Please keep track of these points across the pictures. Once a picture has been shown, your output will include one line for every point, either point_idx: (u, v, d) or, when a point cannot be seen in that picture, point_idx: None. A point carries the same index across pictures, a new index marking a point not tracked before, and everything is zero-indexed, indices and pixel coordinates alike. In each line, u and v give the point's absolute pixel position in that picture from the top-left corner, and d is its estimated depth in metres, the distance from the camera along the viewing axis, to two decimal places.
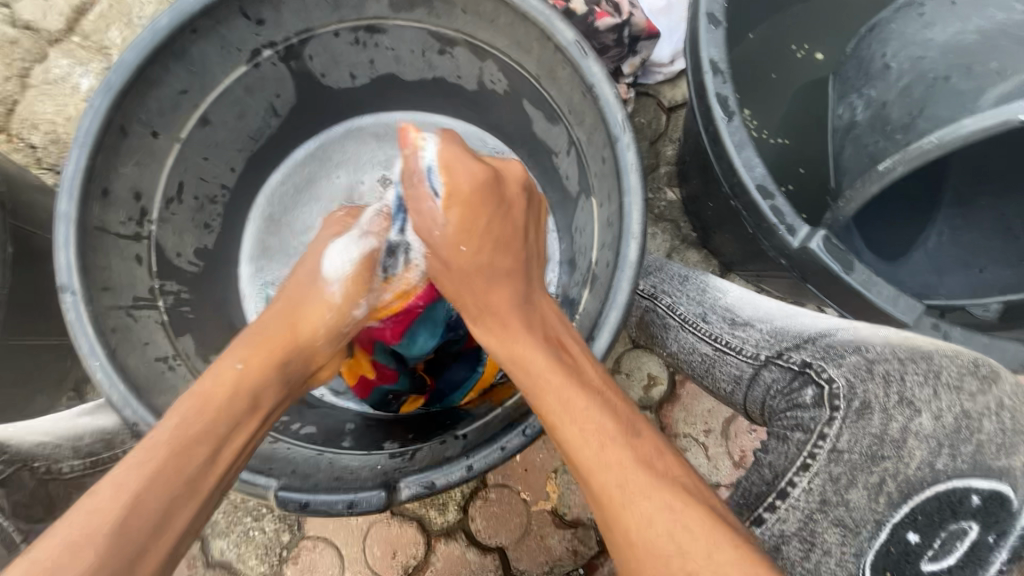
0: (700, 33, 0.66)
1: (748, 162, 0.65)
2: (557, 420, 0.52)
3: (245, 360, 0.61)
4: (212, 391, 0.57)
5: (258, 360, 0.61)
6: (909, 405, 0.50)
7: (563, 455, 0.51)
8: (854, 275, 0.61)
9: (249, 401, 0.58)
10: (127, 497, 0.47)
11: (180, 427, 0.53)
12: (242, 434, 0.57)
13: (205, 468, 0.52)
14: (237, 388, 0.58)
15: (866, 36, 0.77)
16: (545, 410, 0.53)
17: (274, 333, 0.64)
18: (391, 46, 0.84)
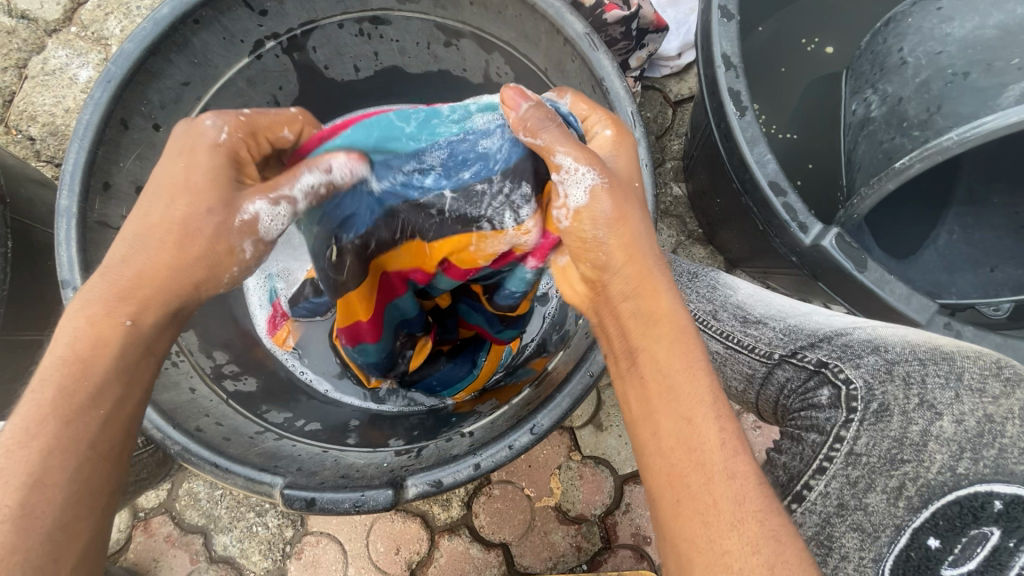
0: (712, 26, 0.65)
1: (761, 158, 0.64)
2: (695, 407, 0.45)
3: (123, 301, 0.46)
4: (84, 351, 0.44)
5: (141, 301, 0.47)
6: (930, 408, 0.48)
7: (668, 445, 0.45)
8: (867, 274, 0.61)
9: (141, 346, 0.47)
10: (16, 482, 0.40)
11: (63, 392, 0.43)
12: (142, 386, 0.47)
13: (102, 440, 0.44)
14: (123, 347, 0.46)
15: (880, 31, 0.74)
16: (679, 389, 0.46)
17: (156, 271, 0.47)
18: (396, 38, 0.83)
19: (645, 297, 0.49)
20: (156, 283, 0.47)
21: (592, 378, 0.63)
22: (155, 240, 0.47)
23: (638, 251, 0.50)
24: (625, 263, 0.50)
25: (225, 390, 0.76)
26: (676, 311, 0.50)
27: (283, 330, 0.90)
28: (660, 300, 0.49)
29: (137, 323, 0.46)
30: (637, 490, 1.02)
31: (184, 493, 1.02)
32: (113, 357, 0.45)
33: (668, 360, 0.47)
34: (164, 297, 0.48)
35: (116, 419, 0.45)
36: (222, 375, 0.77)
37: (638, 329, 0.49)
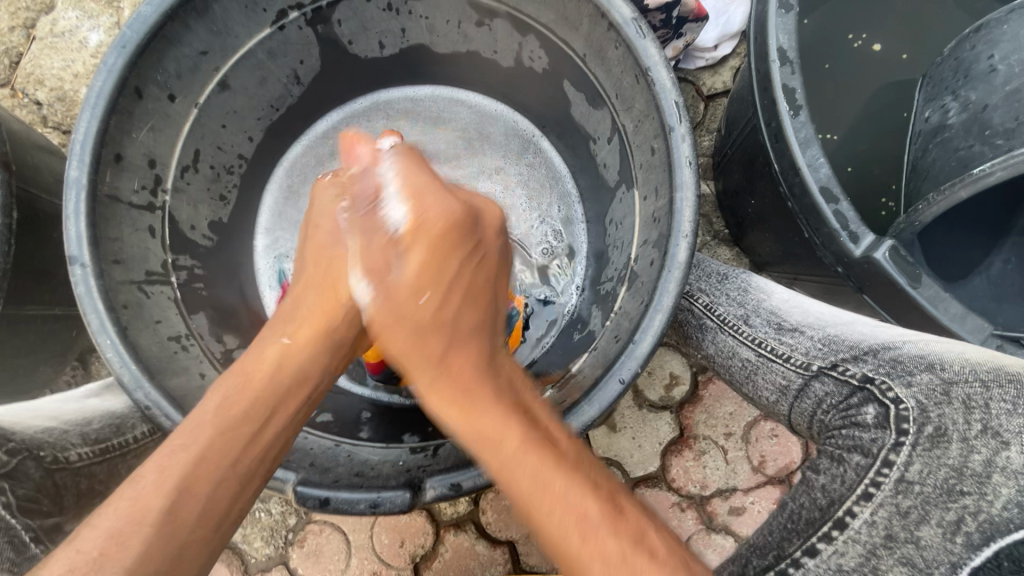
0: (769, 18, 0.61)
1: (814, 161, 0.60)
2: (532, 503, 0.45)
3: (293, 333, 0.57)
4: (255, 367, 0.53)
5: (304, 329, 0.57)
6: (995, 436, 0.46)
7: (546, 548, 0.45)
8: (920, 290, 0.58)
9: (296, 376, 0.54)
10: (169, 485, 0.45)
11: (222, 408, 0.50)
12: (286, 413, 0.52)
13: (241, 460, 0.48)
14: (278, 368, 0.54)
15: (968, 37, 0.68)
16: (507, 485, 0.46)
17: (316, 312, 0.58)
18: (426, 14, 0.79)
19: (432, 402, 0.53)
20: (313, 317, 0.58)
21: (622, 385, 0.59)
22: (316, 279, 0.61)
23: (431, 349, 0.55)
24: (405, 352, 0.56)
25: None
26: (488, 402, 0.50)
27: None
28: (440, 391, 0.53)
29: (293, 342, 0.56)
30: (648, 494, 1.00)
31: None
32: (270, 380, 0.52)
33: (489, 450, 0.48)
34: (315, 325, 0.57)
35: (262, 438, 0.50)
36: (232, 361, 0.75)
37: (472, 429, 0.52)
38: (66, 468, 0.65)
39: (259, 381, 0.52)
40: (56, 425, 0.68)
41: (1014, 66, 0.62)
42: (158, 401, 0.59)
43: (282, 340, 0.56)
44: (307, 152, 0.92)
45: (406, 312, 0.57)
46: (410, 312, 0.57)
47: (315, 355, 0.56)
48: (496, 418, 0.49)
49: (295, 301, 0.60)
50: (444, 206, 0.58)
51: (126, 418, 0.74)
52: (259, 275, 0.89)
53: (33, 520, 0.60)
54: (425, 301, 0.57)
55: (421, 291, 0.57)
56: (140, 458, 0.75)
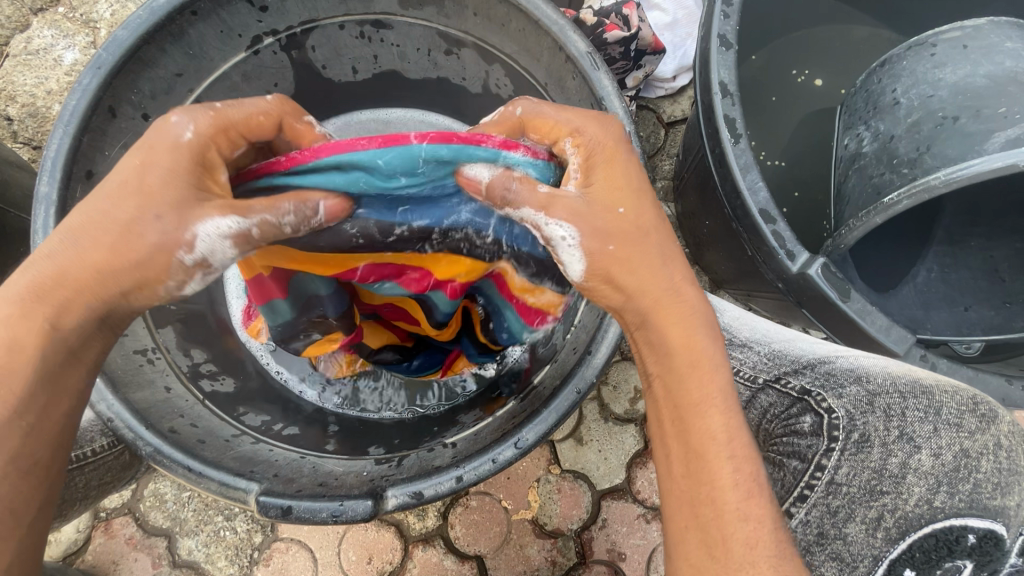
0: (711, 54, 0.67)
1: (753, 185, 0.65)
2: (708, 444, 0.46)
3: (45, 304, 0.44)
4: (5, 362, 0.43)
5: (64, 307, 0.44)
6: (910, 441, 0.51)
7: (677, 457, 0.48)
8: (850, 303, 0.62)
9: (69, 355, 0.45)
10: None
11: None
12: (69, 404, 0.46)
13: (25, 454, 0.44)
14: (38, 359, 0.44)
15: (876, 70, 0.74)
16: (691, 425, 0.47)
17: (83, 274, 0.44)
18: (397, 42, 0.83)
19: (657, 322, 0.49)
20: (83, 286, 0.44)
21: (579, 395, 0.62)
22: (93, 244, 0.43)
23: (653, 284, 0.48)
24: (635, 278, 0.48)
25: (201, 390, 0.74)
26: (704, 341, 0.48)
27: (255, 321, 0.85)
28: (671, 331, 0.48)
29: (58, 326, 0.44)
30: (614, 505, 1.02)
31: (150, 494, 0.98)
32: (35, 363, 0.44)
33: (683, 408, 0.48)
34: (90, 302, 0.45)
35: (43, 428, 0.45)
36: (199, 375, 0.75)
37: (652, 355, 0.50)
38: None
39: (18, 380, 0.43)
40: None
41: (912, 99, 0.67)
42: (121, 413, 0.60)
43: (41, 324, 0.44)
44: None
45: (617, 241, 0.47)
46: (616, 223, 0.47)
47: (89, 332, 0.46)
48: (710, 352, 0.48)
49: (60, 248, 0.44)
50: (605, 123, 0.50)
51: (86, 430, 0.72)
52: (227, 284, 0.89)
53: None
54: (625, 212, 0.48)
55: (616, 206, 0.48)
56: (98, 470, 0.74)
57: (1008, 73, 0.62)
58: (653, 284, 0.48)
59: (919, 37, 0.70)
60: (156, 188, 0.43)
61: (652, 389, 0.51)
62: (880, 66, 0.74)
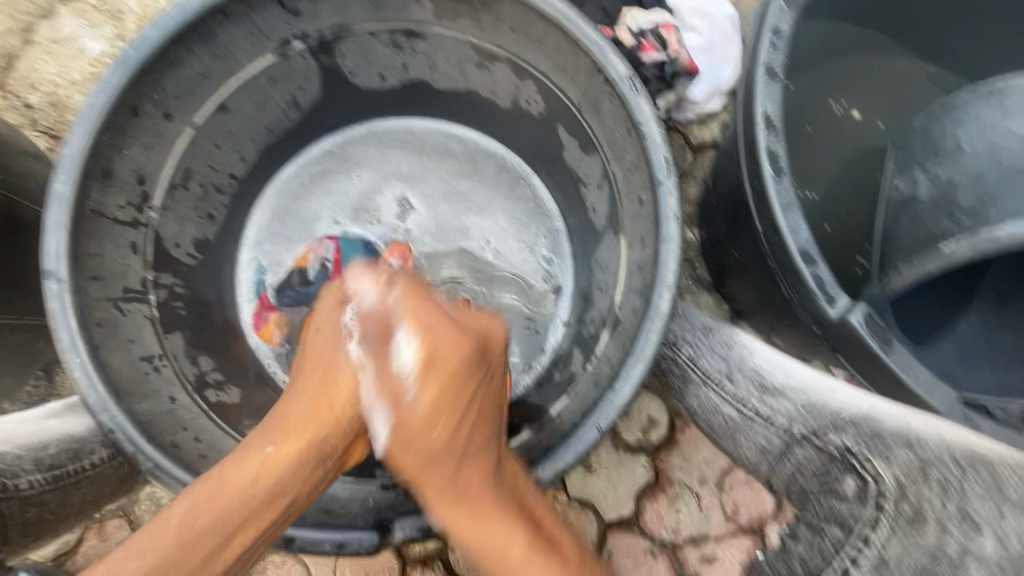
0: (756, 85, 0.64)
1: (794, 224, 0.62)
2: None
3: (278, 442, 0.54)
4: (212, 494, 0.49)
5: (290, 442, 0.54)
6: (970, 522, 0.47)
7: None
8: (892, 355, 0.59)
9: (275, 489, 0.51)
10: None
11: (188, 519, 0.48)
12: (257, 526, 0.50)
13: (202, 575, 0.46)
14: (259, 479, 0.51)
15: (938, 115, 0.72)
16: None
17: (311, 420, 0.56)
18: (428, 53, 0.81)
19: (431, 489, 0.54)
20: (306, 430, 0.55)
21: (599, 433, 0.60)
22: (303, 391, 0.59)
23: (435, 468, 0.54)
24: (413, 468, 0.55)
25: (207, 401, 0.73)
26: (490, 508, 0.53)
27: (268, 324, 0.85)
28: (430, 493, 0.54)
29: (277, 451, 0.53)
30: (620, 538, 0.99)
31: (145, 497, 0.95)
32: (246, 484, 0.50)
33: (494, 563, 0.51)
34: (317, 437, 0.55)
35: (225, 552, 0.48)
36: (204, 385, 0.74)
37: (447, 510, 0.54)
38: (15, 498, 0.61)
39: (230, 495, 0.50)
40: (8, 449, 0.63)
41: (977, 147, 0.63)
42: (123, 424, 0.58)
43: (265, 450, 0.53)
44: (301, 172, 0.92)
45: (415, 430, 0.55)
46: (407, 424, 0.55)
47: (304, 469, 0.53)
48: (501, 529, 0.52)
49: (288, 403, 0.58)
50: (459, 341, 0.56)
51: (85, 443, 0.70)
52: (237, 286, 0.87)
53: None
54: (438, 435, 0.54)
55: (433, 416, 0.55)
56: (94, 486, 0.73)
57: None
58: (430, 466, 0.54)
59: (987, 86, 0.69)
60: (334, 340, 0.61)
61: (458, 545, 0.55)
62: (942, 112, 0.72)
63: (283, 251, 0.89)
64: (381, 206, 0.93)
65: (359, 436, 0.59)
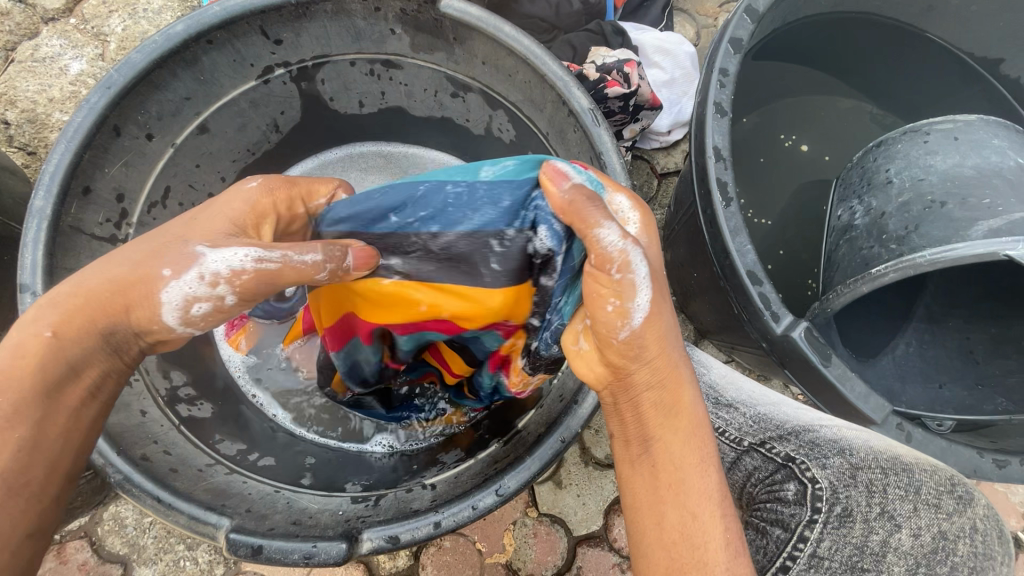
0: (707, 120, 0.70)
1: (742, 247, 0.67)
2: (703, 503, 0.46)
3: (59, 324, 0.46)
4: (6, 378, 0.44)
5: (73, 322, 0.47)
6: (890, 519, 0.48)
7: (674, 497, 0.47)
8: (830, 368, 0.64)
9: (67, 371, 0.47)
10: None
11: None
12: (58, 420, 0.46)
13: (12, 469, 0.44)
14: (39, 364, 0.45)
15: (873, 150, 0.76)
16: (691, 486, 0.47)
17: (97, 290, 0.47)
18: (405, 82, 0.85)
19: (658, 365, 0.49)
20: (90, 303, 0.47)
21: (562, 444, 0.62)
22: (116, 266, 0.48)
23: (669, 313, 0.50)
24: (647, 344, 0.48)
25: (177, 416, 0.72)
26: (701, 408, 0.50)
27: (239, 333, 0.87)
28: (658, 361, 0.49)
29: (61, 335, 0.46)
30: (590, 553, 1.00)
31: (109, 517, 0.94)
32: (34, 372, 0.45)
33: (683, 441, 0.48)
34: (97, 315, 0.47)
35: (36, 445, 0.45)
36: (176, 399, 0.73)
37: (657, 419, 0.49)
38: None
39: (18, 383, 0.45)
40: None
41: (904, 180, 0.69)
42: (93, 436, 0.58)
43: (44, 334, 0.46)
44: None
45: (662, 307, 0.49)
46: (658, 270, 0.49)
47: (94, 348, 0.48)
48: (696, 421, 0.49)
49: (81, 274, 0.48)
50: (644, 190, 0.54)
51: None
52: None
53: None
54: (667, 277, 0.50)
55: (665, 273, 0.51)
56: None
57: (993, 167, 0.65)
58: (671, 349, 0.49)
59: (913, 125, 0.74)
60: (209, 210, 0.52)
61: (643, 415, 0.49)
62: (876, 146, 0.76)
63: None
64: None
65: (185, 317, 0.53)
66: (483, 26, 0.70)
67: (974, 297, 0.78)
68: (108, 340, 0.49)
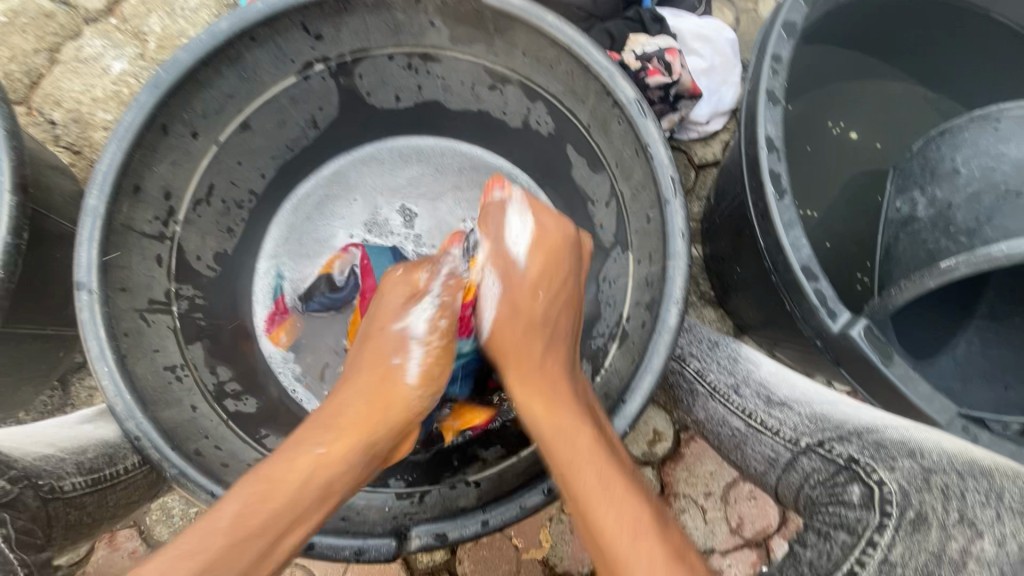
0: (759, 109, 0.67)
1: (796, 242, 0.64)
2: (565, 456, 0.55)
3: (328, 443, 0.54)
4: (277, 478, 0.51)
5: (343, 440, 0.55)
6: (970, 526, 0.47)
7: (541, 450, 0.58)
8: (892, 368, 0.61)
9: (319, 482, 0.52)
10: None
11: (238, 521, 0.48)
12: (304, 527, 0.51)
13: (253, 567, 0.48)
14: (311, 480, 0.52)
15: (935, 138, 0.73)
16: (562, 446, 0.56)
17: (354, 407, 0.58)
18: (443, 75, 0.84)
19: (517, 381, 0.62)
20: (343, 416, 0.57)
21: None
22: (359, 378, 0.61)
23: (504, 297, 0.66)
24: (505, 348, 0.65)
25: (225, 410, 0.74)
26: (569, 395, 0.59)
27: (280, 328, 0.90)
28: (500, 335, 0.65)
29: (330, 451, 0.54)
30: None
31: (157, 507, 0.96)
32: (302, 479, 0.51)
33: (527, 402, 0.60)
34: (372, 428, 0.57)
35: (271, 543, 0.49)
36: (223, 394, 0.76)
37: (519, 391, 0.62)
38: (61, 497, 0.63)
39: (279, 490, 0.50)
40: (52, 452, 0.65)
41: (973, 170, 0.65)
42: (149, 431, 0.60)
43: (316, 450, 0.53)
44: (315, 189, 0.96)
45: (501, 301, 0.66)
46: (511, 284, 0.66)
47: (353, 462, 0.55)
48: (572, 419, 0.57)
49: (339, 401, 0.59)
50: (562, 227, 0.67)
51: (118, 448, 0.72)
52: (253, 287, 0.91)
53: (29, 553, 0.56)
54: (540, 300, 0.65)
55: (548, 273, 0.66)
56: (126, 491, 0.73)
57: None
58: (504, 334, 0.65)
59: (980, 110, 0.69)
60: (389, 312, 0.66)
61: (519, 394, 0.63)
62: (938, 134, 0.72)
63: (304, 263, 0.94)
64: (394, 218, 0.98)
65: (405, 435, 0.61)
66: (526, 16, 0.68)
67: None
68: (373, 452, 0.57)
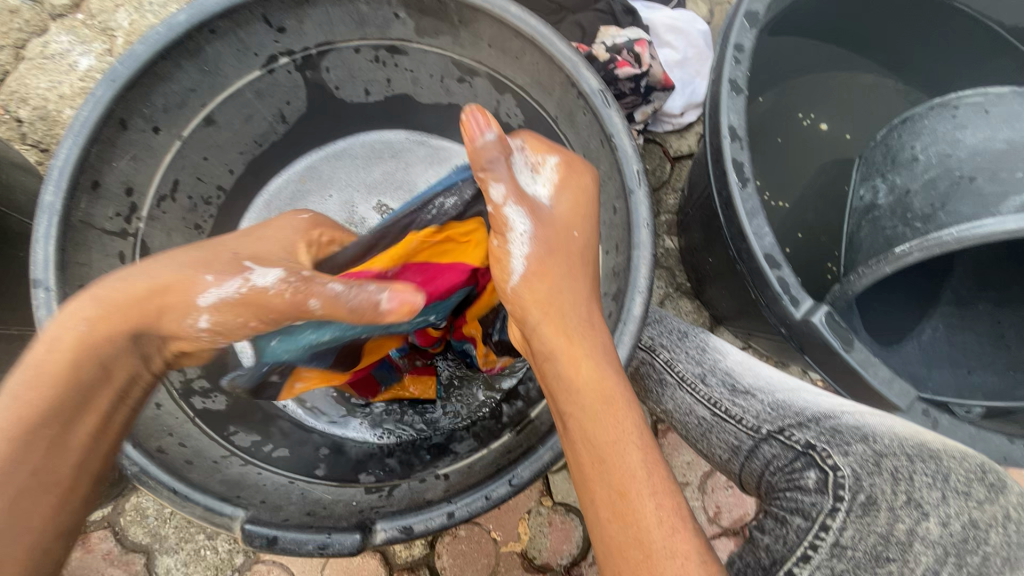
0: (722, 98, 0.67)
1: (759, 230, 0.64)
2: (607, 445, 0.50)
3: (93, 322, 0.50)
4: (47, 369, 0.47)
5: (108, 320, 0.50)
6: (917, 507, 0.48)
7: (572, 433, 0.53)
8: (853, 353, 0.62)
9: (97, 371, 0.49)
10: None
11: (13, 417, 0.46)
12: (90, 415, 0.49)
13: (48, 465, 0.46)
14: (77, 363, 0.48)
15: (898, 126, 0.73)
16: (603, 430, 0.51)
17: (132, 293, 0.51)
18: (411, 68, 0.83)
19: (561, 357, 0.55)
20: (122, 304, 0.51)
21: None
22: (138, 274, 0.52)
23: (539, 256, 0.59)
24: (537, 305, 0.58)
25: (192, 409, 0.72)
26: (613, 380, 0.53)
27: None
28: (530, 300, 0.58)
29: (95, 332, 0.49)
30: None
31: (131, 508, 0.95)
32: (73, 370, 0.48)
33: (560, 375, 0.55)
34: (143, 316, 0.51)
35: (65, 442, 0.47)
36: None
37: (552, 366, 0.55)
38: None
39: (51, 378, 0.47)
40: None
41: (930, 156, 0.66)
42: None
43: (81, 328, 0.49)
44: (287, 185, 0.95)
45: (545, 249, 0.59)
46: (551, 241, 0.59)
47: (119, 347, 0.50)
48: (619, 400, 0.52)
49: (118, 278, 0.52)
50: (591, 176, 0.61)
51: None
52: None
53: None
54: (572, 249, 0.59)
55: (571, 230, 0.59)
56: None
57: None
58: (541, 293, 0.58)
59: (940, 98, 0.70)
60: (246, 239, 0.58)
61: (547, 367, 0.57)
62: (901, 122, 0.73)
63: None
64: (366, 214, 0.97)
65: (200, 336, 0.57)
66: (489, 6, 0.68)
67: (1005, 279, 0.75)
68: (142, 345, 0.52)
